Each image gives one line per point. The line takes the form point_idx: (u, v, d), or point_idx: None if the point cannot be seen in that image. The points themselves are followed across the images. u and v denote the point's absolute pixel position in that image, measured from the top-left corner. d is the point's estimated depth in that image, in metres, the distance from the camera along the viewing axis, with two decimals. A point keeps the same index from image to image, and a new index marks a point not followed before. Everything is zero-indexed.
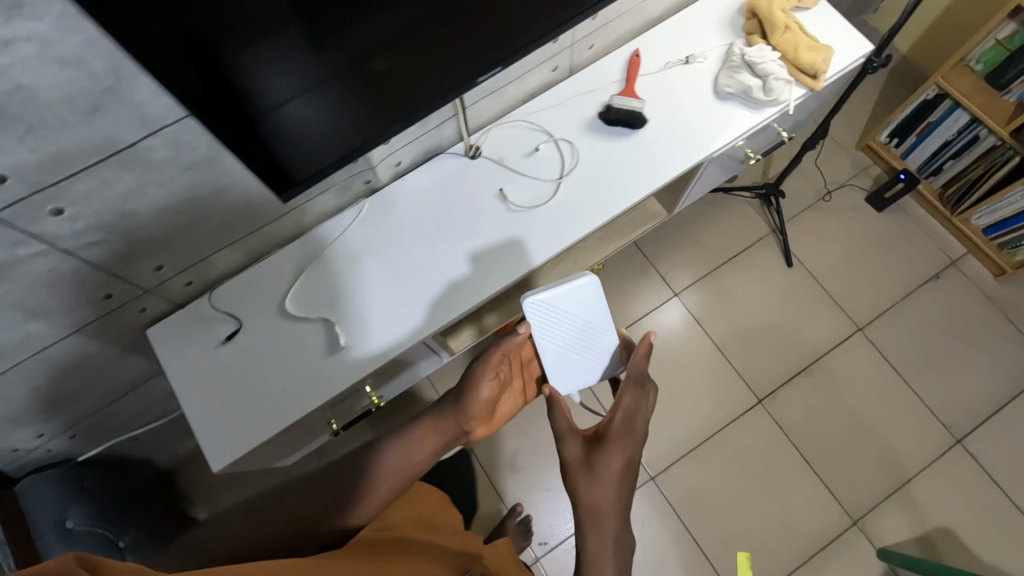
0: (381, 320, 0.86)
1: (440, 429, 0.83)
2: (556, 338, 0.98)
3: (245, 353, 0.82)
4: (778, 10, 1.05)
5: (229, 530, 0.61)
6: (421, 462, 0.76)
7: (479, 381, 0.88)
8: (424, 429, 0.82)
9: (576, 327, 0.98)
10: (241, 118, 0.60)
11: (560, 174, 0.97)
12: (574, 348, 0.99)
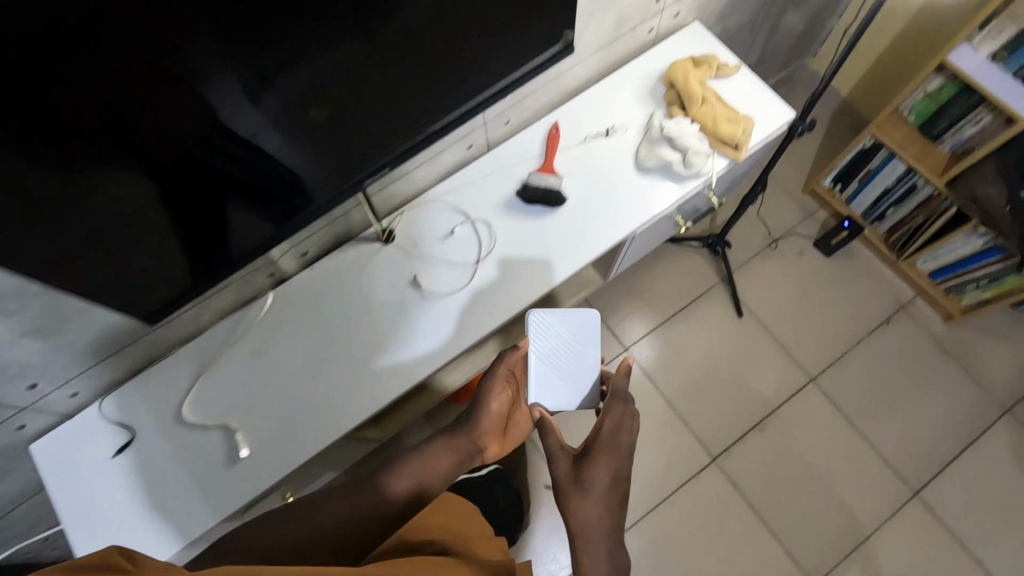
0: (278, 429, 0.86)
1: (449, 451, 0.82)
2: (544, 348, 0.91)
3: (135, 467, 0.84)
4: (697, 81, 0.98)
5: (283, 535, 0.69)
6: (440, 477, 0.79)
7: (479, 402, 0.85)
8: (437, 450, 0.82)
9: (565, 343, 0.92)
10: (200, 142, 0.57)
11: (477, 259, 0.94)
12: (558, 363, 0.91)
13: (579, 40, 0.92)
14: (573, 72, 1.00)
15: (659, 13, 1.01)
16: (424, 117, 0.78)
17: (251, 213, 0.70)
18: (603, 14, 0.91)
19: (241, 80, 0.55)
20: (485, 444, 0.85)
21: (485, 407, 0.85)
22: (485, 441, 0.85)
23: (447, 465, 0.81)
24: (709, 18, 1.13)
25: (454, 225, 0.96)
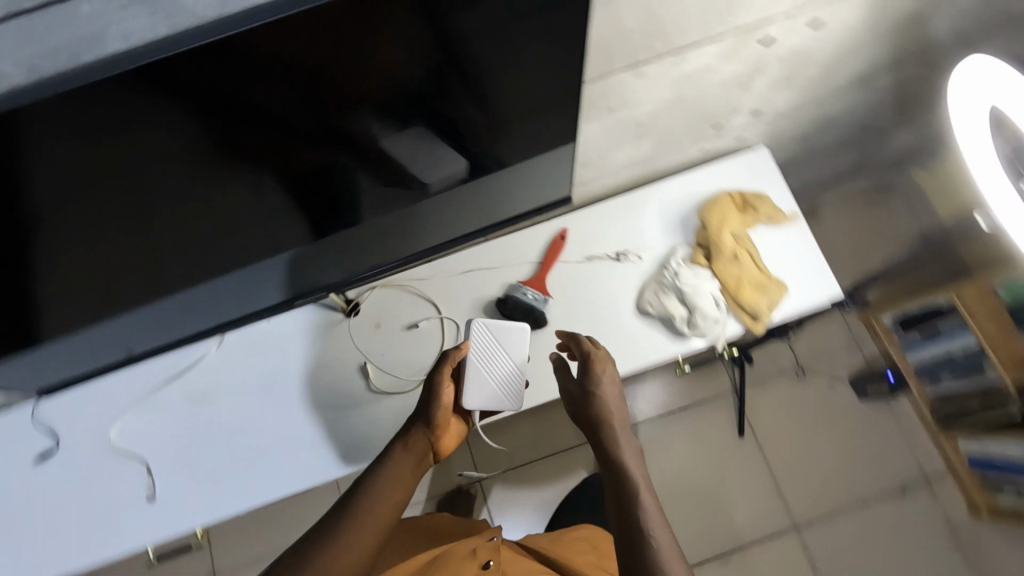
0: (194, 482, 0.84)
1: (411, 453, 0.71)
2: (474, 352, 0.78)
3: (51, 479, 0.84)
4: (733, 233, 0.85)
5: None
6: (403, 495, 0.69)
7: (427, 405, 0.73)
8: (395, 458, 0.70)
9: (500, 345, 0.79)
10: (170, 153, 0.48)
11: (433, 363, 0.87)
12: (491, 368, 0.77)
13: (609, 159, 0.80)
14: (600, 183, 0.88)
15: (718, 139, 0.86)
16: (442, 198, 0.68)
17: (258, 262, 0.66)
18: (643, 141, 0.78)
19: (242, 109, 0.47)
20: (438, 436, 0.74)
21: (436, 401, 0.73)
22: (438, 436, 0.74)
23: (411, 468, 0.71)
24: (783, 144, 0.96)
25: (421, 317, 0.89)
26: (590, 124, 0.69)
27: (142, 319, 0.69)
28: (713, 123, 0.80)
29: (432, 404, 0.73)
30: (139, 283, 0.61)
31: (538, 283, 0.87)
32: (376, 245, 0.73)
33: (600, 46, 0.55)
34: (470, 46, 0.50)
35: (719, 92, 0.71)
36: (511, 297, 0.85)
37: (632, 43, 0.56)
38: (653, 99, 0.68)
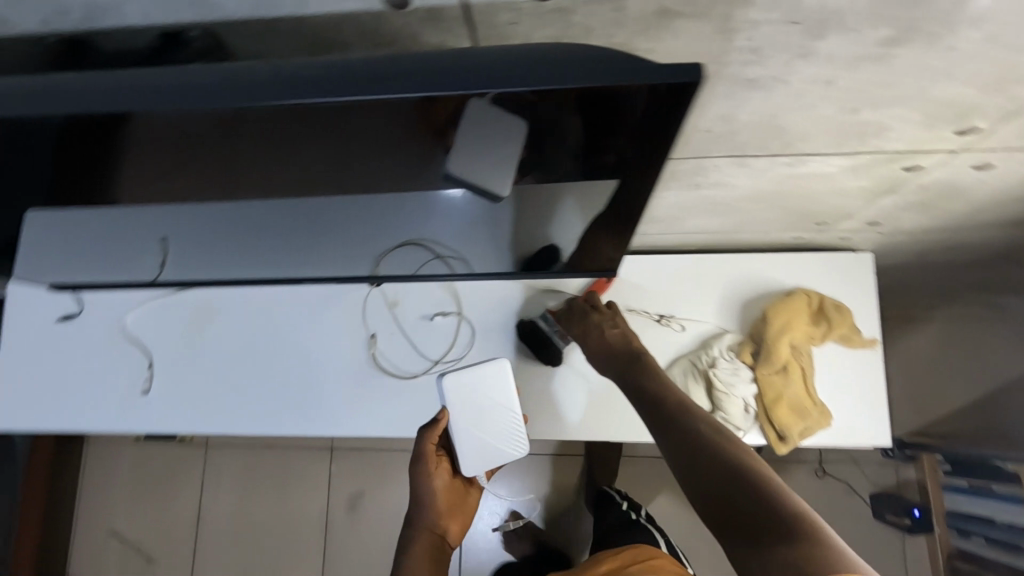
0: (184, 391, 0.87)
1: (423, 544, 0.70)
2: (457, 410, 0.73)
3: (68, 340, 0.90)
4: (793, 342, 0.75)
5: None
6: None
7: (426, 505, 0.72)
8: (412, 549, 0.69)
9: (484, 402, 0.73)
10: (207, 153, 0.41)
11: (435, 360, 0.84)
12: (477, 429, 0.73)
13: (684, 222, 0.71)
14: (668, 236, 0.79)
15: (818, 232, 0.74)
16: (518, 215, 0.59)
17: (308, 222, 0.61)
18: (727, 218, 0.68)
19: (294, 138, 0.38)
20: (448, 526, 0.73)
21: (433, 496, 0.72)
22: (447, 525, 0.73)
23: (428, 560, 0.68)
24: (894, 254, 0.83)
25: (440, 311, 0.85)
26: (671, 192, 0.60)
27: (184, 237, 0.67)
28: (817, 219, 0.69)
29: (428, 499, 0.72)
30: (196, 217, 0.59)
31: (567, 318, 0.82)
32: (451, 240, 0.68)
33: (703, 132, 0.46)
34: (594, 119, 0.37)
35: (834, 198, 0.60)
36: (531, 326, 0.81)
37: (742, 138, 0.47)
38: (752, 189, 0.58)
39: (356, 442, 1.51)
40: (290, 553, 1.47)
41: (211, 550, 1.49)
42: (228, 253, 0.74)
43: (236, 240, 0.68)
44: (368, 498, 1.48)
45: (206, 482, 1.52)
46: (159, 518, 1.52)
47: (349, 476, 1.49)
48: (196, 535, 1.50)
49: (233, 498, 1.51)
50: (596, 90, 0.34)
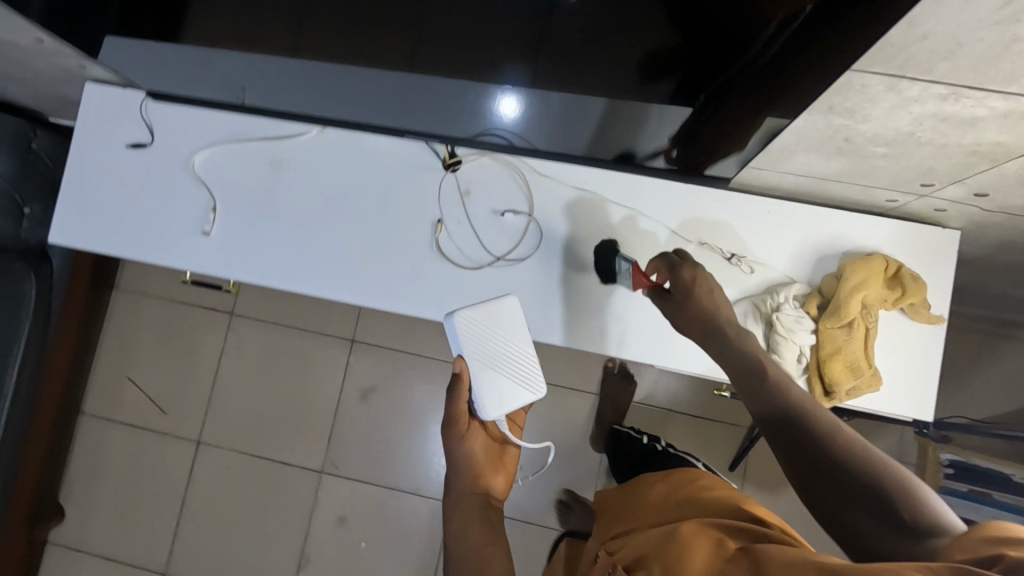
0: (243, 239, 0.87)
1: (470, 507, 0.75)
2: (471, 352, 0.73)
3: (134, 167, 0.90)
4: (864, 300, 0.73)
5: None
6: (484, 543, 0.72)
7: (463, 471, 0.76)
8: (456, 517, 0.74)
9: (495, 339, 0.74)
10: None
11: (497, 257, 0.83)
12: (493, 369, 0.73)
13: (787, 159, 0.69)
14: (761, 175, 0.77)
15: (917, 196, 0.73)
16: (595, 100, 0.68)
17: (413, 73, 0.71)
18: (836, 160, 0.66)
19: None
20: (489, 485, 0.77)
21: (471, 460, 0.76)
22: (489, 483, 0.77)
23: (473, 519, 0.74)
24: (976, 239, 0.81)
25: (510, 210, 0.84)
26: (797, 115, 0.59)
27: (299, 78, 0.78)
28: (926, 180, 0.67)
29: (464, 465, 0.76)
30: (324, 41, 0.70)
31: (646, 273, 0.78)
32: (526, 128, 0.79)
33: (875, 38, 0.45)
34: None
35: (961, 155, 0.59)
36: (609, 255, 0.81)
37: (910, 53, 0.46)
38: (885, 125, 0.56)
39: (376, 338, 1.53)
40: (297, 429, 1.52)
41: (224, 412, 1.54)
42: (332, 109, 0.85)
43: (340, 94, 0.80)
44: (380, 392, 1.52)
45: (227, 348, 1.56)
46: (178, 374, 1.56)
47: (364, 369, 1.52)
48: (212, 396, 1.55)
49: (251, 368, 1.54)
50: (759, 2, 0.49)
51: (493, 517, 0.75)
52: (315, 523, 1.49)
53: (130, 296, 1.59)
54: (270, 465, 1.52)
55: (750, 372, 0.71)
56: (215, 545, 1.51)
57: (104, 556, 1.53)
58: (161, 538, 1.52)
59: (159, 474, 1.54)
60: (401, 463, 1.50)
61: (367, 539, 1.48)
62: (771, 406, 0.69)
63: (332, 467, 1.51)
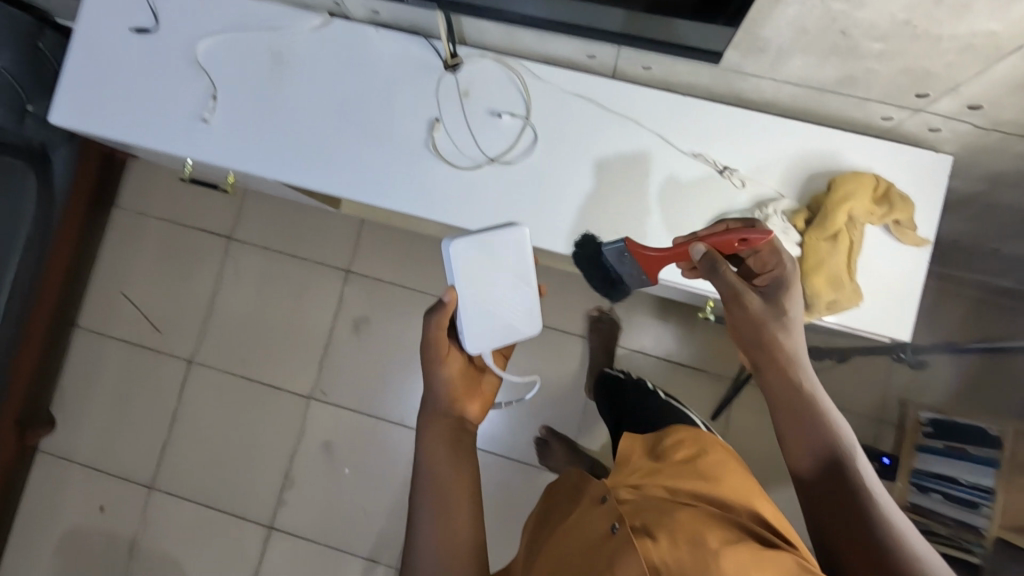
0: (242, 129, 0.88)
1: (439, 426, 0.69)
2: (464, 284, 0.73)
3: (137, 51, 0.90)
4: (851, 213, 0.75)
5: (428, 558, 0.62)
6: (454, 469, 0.66)
7: (437, 394, 0.72)
8: (427, 433, 0.69)
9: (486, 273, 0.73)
10: None
11: (492, 157, 0.84)
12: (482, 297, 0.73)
13: (784, 64, 0.70)
14: (759, 86, 0.77)
15: (910, 112, 0.73)
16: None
17: None
18: (831, 63, 0.67)
19: None
20: (465, 408, 0.72)
21: (446, 385, 0.72)
22: (463, 407, 0.72)
23: (441, 437, 0.68)
24: (967, 169, 0.82)
25: (508, 112, 0.85)
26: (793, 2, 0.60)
27: None
28: (919, 88, 0.68)
29: (440, 389, 0.72)
30: None
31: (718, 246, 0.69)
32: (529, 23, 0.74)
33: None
34: None
35: (956, 50, 0.60)
36: (593, 243, 0.74)
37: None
38: (880, 10, 0.57)
39: (373, 271, 1.47)
40: (289, 351, 1.47)
41: (218, 330, 1.49)
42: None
43: None
44: (373, 324, 1.46)
45: (223, 272, 1.50)
46: (174, 292, 1.51)
47: (358, 299, 1.46)
48: (206, 312, 1.49)
49: (247, 291, 1.49)
50: None
51: (466, 439, 0.70)
52: (300, 447, 1.43)
53: (129, 212, 1.54)
54: (258, 387, 1.46)
55: (790, 394, 0.67)
56: (202, 463, 1.44)
57: (87, 467, 1.46)
58: (147, 452, 1.46)
59: (149, 389, 1.48)
60: (388, 396, 1.44)
61: (352, 465, 1.42)
62: (803, 435, 0.66)
63: (320, 395, 1.45)
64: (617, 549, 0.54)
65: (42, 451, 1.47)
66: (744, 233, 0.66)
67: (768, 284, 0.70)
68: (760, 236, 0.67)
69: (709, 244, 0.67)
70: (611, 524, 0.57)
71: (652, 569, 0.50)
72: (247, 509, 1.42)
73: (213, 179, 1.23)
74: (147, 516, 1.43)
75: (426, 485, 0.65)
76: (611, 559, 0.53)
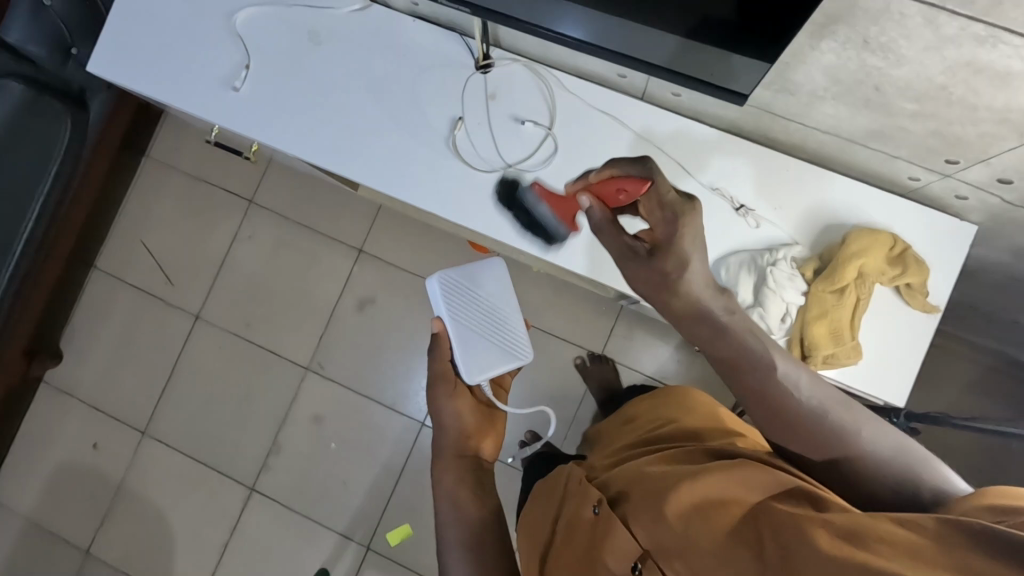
0: (269, 101, 0.88)
1: (455, 472, 0.67)
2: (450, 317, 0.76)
3: (180, 13, 0.92)
4: (863, 269, 0.73)
5: None
6: (470, 509, 0.64)
7: (448, 430, 0.70)
8: (446, 480, 0.67)
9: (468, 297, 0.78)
10: None
11: (509, 164, 0.84)
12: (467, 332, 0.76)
13: (814, 109, 0.70)
14: (787, 128, 0.76)
15: (939, 175, 0.71)
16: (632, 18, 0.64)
17: None
18: (863, 115, 0.67)
19: None
20: (480, 447, 0.70)
21: (457, 420, 0.70)
22: (478, 444, 0.70)
23: (461, 478, 0.66)
24: (990, 240, 0.80)
25: (531, 120, 0.85)
26: (831, 50, 0.60)
27: None
28: (950, 153, 0.66)
29: (451, 424, 0.70)
30: None
31: (600, 197, 0.63)
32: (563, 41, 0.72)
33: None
34: None
35: (992, 121, 0.59)
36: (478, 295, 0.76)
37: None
38: (917, 70, 0.57)
39: (383, 254, 1.48)
40: (292, 318, 1.49)
41: (228, 289, 1.51)
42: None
43: None
44: (377, 305, 1.47)
45: (240, 236, 1.52)
46: (190, 247, 1.53)
47: (367, 279, 1.48)
48: (218, 270, 1.52)
49: (261, 257, 1.51)
50: None
51: (485, 477, 0.68)
52: (290, 415, 1.45)
53: (157, 165, 1.57)
54: (257, 352, 1.48)
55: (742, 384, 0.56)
56: (195, 414, 1.47)
57: (88, 404, 1.50)
58: (145, 399, 1.49)
59: (154, 338, 1.52)
60: (382, 379, 1.45)
61: (339, 441, 1.44)
62: (769, 415, 0.55)
63: (317, 367, 1.47)
64: (602, 526, 0.60)
65: (46, 383, 1.51)
66: (619, 180, 0.60)
67: (652, 241, 0.59)
68: (636, 181, 0.59)
69: (591, 194, 0.62)
70: (592, 507, 0.63)
71: (638, 536, 0.56)
72: (232, 469, 1.44)
73: (240, 145, 1.24)
74: (137, 460, 1.47)
75: (453, 537, 0.63)
76: (602, 536, 0.59)
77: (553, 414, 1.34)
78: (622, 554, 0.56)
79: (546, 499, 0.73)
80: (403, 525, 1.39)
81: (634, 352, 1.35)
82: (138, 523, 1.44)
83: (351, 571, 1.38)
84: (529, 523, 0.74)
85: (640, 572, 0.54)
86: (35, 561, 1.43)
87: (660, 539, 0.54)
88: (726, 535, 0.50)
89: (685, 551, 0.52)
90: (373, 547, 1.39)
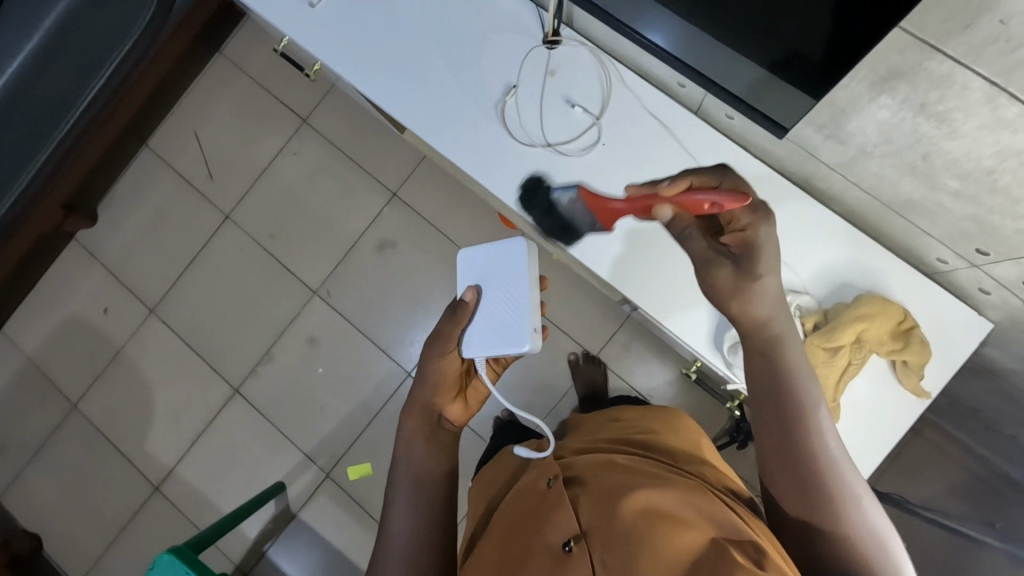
0: (338, 24, 0.90)
1: (419, 417, 0.69)
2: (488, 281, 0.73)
3: None
4: (861, 333, 0.73)
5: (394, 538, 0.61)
6: (427, 463, 0.66)
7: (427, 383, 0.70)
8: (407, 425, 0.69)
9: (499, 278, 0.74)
10: None
11: (551, 143, 0.85)
12: (507, 297, 0.71)
13: (858, 164, 0.69)
14: (829, 177, 0.75)
15: (968, 264, 0.70)
16: (702, 30, 0.64)
17: None
18: (906, 181, 0.66)
19: None
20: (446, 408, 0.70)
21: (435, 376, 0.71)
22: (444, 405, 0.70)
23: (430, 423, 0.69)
24: (1005, 342, 0.78)
25: (582, 105, 0.85)
26: (887, 106, 0.59)
27: None
28: (983, 243, 0.65)
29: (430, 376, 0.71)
30: None
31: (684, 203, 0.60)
32: (633, 34, 0.72)
33: (997, 22, 0.46)
34: None
35: None
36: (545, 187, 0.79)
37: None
38: (969, 147, 0.56)
39: (415, 204, 1.50)
40: (316, 242, 1.52)
41: (261, 197, 1.56)
42: None
43: None
44: (396, 249, 1.50)
45: (285, 149, 1.56)
46: (237, 148, 1.58)
47: (392, 223, 1.50)
48: (257, 177, 1.56)
49: (300, 174, 1.55)
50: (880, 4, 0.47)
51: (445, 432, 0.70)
52: (289, 330, 1.50)
53: (224, 62, 1.61)
54: (274, 263, 1.53)
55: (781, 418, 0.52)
56: (203, 306, 1.53)
57: (108, 270, 1.57)
58: (161, 279, 1.56)
59: (183, 225, 1.57)
60: (383, 320, 1.49)
61: (326, 367, 1.48)
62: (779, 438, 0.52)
63: (325, 293, 1.51)
64: (551, 499, 0.61)
65: (75, 239, 1.59)
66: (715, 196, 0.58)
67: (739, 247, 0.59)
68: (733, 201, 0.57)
69: (674, 206, 0.60)
70: (548, 480, 0.65)
71: (582, 518, 0.57)
72: (223, 366, 1.50)
73: (306, 63, 1.28)
74: (140, 331, 1.54)
75: (401, 476, 0.65)
76: (548, 508, 0.60)
77: (533, 399, 1.35)
78: (561, 529, 0.57)
79: (508, 467, 0.77)
80: (365, 464, 1.43)
81: (628, 362, 1.35)
82: (125, 390, 1.51)
83: (305, 492, 1.43)
84: (487, 483, 0.78)
85: (571, 550, 0.54)
86: (26, 398, 1.52)
87: (599, 524, 0.55)
88: (667, 548, 0.50)
89: (618, 545, 0.51)
90: (332, 475, 1.43)
